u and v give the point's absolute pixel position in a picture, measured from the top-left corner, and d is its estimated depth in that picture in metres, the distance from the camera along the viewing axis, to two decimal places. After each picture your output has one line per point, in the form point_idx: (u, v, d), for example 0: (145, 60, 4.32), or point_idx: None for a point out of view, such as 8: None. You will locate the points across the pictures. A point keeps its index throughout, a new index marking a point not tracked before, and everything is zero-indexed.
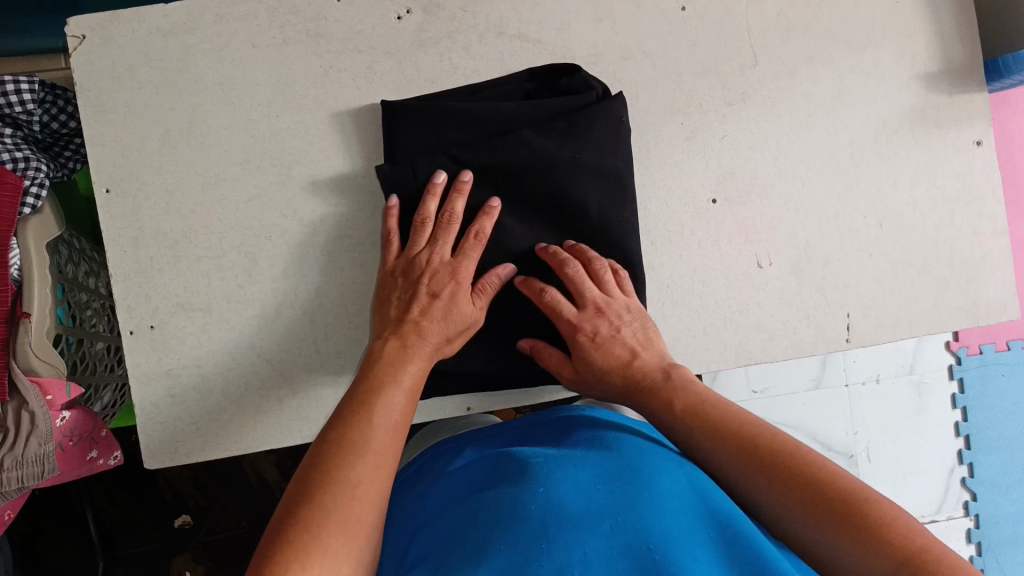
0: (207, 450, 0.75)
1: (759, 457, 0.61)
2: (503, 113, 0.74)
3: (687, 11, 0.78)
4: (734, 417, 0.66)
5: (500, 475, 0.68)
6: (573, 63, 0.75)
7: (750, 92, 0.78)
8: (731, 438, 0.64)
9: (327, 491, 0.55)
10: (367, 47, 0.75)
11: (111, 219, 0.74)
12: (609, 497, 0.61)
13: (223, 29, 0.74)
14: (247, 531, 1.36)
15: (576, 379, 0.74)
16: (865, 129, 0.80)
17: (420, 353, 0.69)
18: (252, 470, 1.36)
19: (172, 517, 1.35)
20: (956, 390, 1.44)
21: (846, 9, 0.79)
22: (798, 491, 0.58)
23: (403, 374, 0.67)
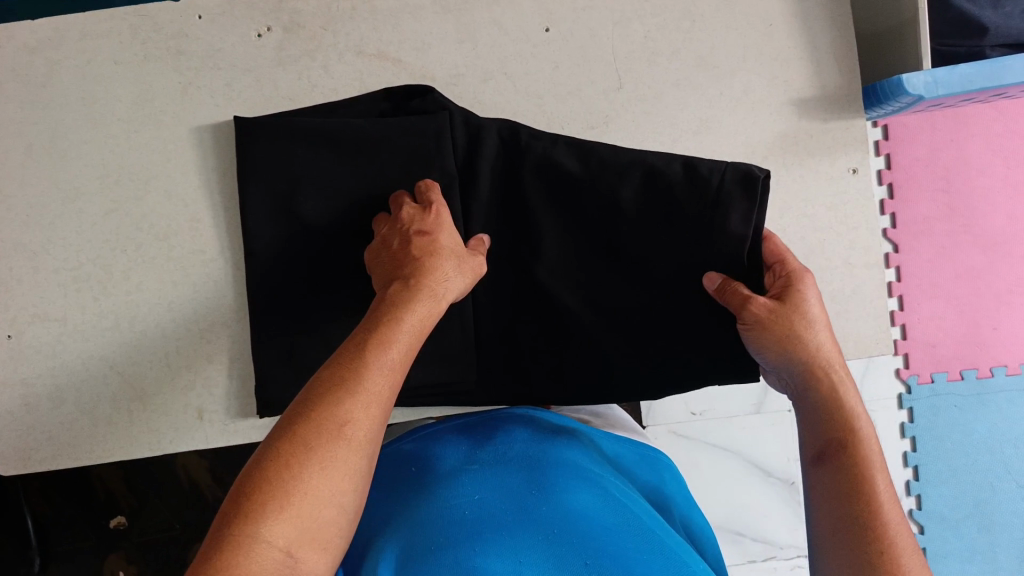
0: (56, 459, 0.76)
1: (849, 527, 0.57)
2: (360, 135, 0.73)
3: (551, 33, 0.77)
4: (872, 469, 0.59)
5: (431, 467, 0.69)
6: (428, 85, 0.75)
7: (613, 115, 0.77)
8: (849, 476, 0.59)
9: (329, 395, 0.52)
10: (227, 65, 0.76)
11: None
12: (523, 494, 0.64)
13: (87, 46, 0.76)
14: (179, 534, 1.37)
15: (776, 307, 0.65)
16: (732, 156, 0.78)
17: (434, 288, 0.60)
18: (186, 475, 1.37)
19: (107, 517, 1.37)
20: (905, 420, 1.38)
21: (716, 32, 0.78)
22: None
23: (422, 297, 0.59)
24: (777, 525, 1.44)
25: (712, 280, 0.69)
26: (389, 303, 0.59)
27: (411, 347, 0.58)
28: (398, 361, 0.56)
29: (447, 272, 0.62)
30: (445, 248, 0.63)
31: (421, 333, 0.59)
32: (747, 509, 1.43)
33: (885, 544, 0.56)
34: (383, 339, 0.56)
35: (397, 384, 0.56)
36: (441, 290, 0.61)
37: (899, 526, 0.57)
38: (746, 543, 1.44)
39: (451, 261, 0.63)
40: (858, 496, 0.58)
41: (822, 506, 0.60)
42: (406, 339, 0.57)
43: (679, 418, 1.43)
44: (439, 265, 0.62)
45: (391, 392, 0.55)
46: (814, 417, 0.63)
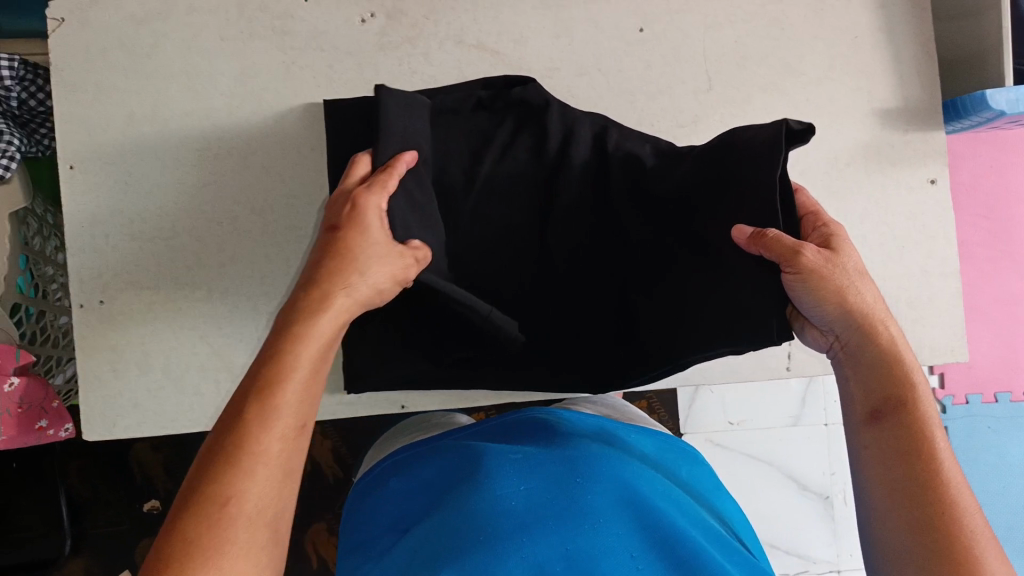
0: (142, 425, 0.78)
1: (917, 492, 0.57)
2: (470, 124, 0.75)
3: (645, 33, 0.79)
4: (934, 431, 0.60)
5: (462, 462, 0.69)
6: (530, 76, 0.77)
7: (704, 115, 0.79)
8: (904, 437, 0.60)
9: (209, 473, 0.49)
10: (329, 46, 0.78)
11: (72, 195, 0.77)
12: (560, 469, 0.65)
13: (193, 20, 0.77)
14: None
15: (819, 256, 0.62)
16: (817, 161, 0.80)
17: (329, 317, 0.57)
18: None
19: (140, 502, 1.33)
20: None
21: (804, 40, 0.80)
22: (944, 537, 0.55)
23: (314, 330, 0.56)
24: (811, 539, 1.45)
25: (742, 232, 0.63)
26: (280, 338, 0.55)
27: (309, 383, 0.54)
28: (292, 402, 0.53)
29: (359, 278, 0.59)
30: (354, 261, 0.59)
31: (319, 362, 0.55)
32: (782, 522, 1.44)
33: (944, 500, 0.57)
34: (275, 388, 0.52)
35: (298, 424, 0.53)
36: (343, 308, 0.58)
37: (961, 485, 0.58)
38: (779, 556, 1.44)
39: (367, 272, 0.59)
40: (918, 460, 0.58)
41: (878, 469, 0.60)
42: (302, 373, 0.53)
43: (718, 426, 1.45)
44: (341, 288, 0.58)
45: (292, 435, 0.53)
46: (863, 377, 0.64)
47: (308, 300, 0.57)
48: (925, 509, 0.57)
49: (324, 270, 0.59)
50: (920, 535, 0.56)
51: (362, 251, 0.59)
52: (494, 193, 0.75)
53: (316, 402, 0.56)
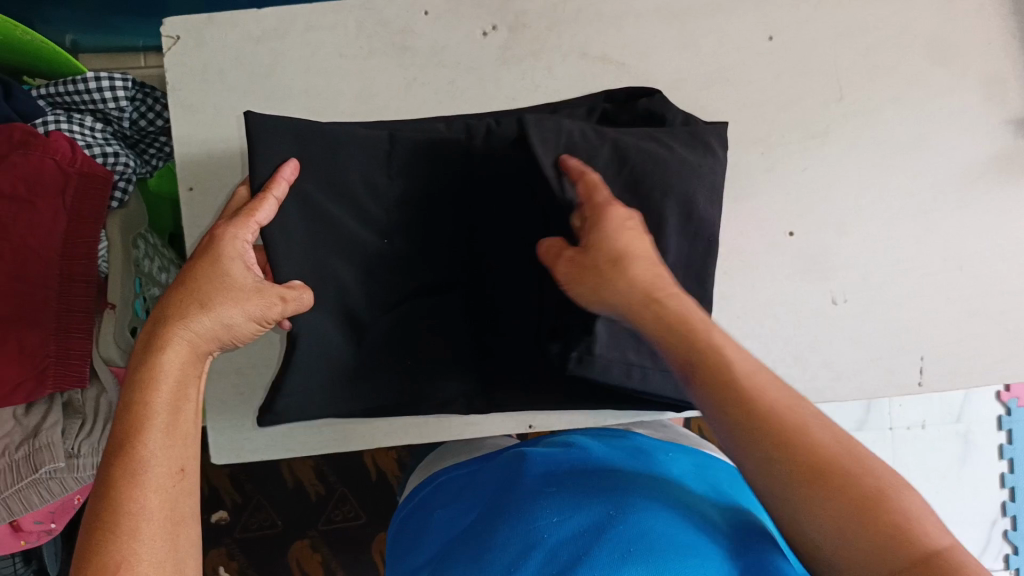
0: (270, 448, 0.80)
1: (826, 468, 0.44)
2: None
3: (774, 42, 0.77)
4: (807, 408, 0.48)
5: (493, 487, 0.66)
6: (658, 89, 0.74)
7: (834, 126, 0.77)
8: (756, 393, 0.48)
9: (98, 532, 0.47)
10: (451, 62, 0.76)
11: (193, 217, 0.76)
12: (573, 485, 0.59)
13: (312, 37, 0.75)
14: (281, 533, 1.32)
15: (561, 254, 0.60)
16: (948, 172, 0.78)
17: (168, 351, 0.55)
18: (289, 471, 1.32)
19: (208, 512, 1.32)
20: (1003, 441, 1.35)
21: (936, 47, 0.77)
22: (855, 511, 0.42)
23: (160, 367, 0.54)
24: None
25: (548, 248, 0.61)
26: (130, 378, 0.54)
27: (175, 427, 0.53)
28: (158, 451, 0.51)
29: (210, 311, 0.57)
30: (195, 295, 0.57)
31: (174, 405, 0.54)
32: None
33: (782, 453, 0.45)
34: (131, 431, 0.51)
35: (171, 466, 0.52)
36: (182, 343, 0.56)
37: (809, 429, 0.46)
38: None
39: (209, 306, 0.57)
40: (761, 425, 0.47)
41: (725, 433, 0.49)
42: (157, 415, 0.52)
43: None
44: (179, 324, 0.56)
45: (167, 480, 0.51)
46: (666, 342, 0.54)
47: (151, 334, 0.56)
48: (819, 488, 0.44)
49: (199, 308, 0.57)
50: (830, 509, 0.43)
51: (226, 287, 0.58)
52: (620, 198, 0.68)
53: (188, 446, 0.54)
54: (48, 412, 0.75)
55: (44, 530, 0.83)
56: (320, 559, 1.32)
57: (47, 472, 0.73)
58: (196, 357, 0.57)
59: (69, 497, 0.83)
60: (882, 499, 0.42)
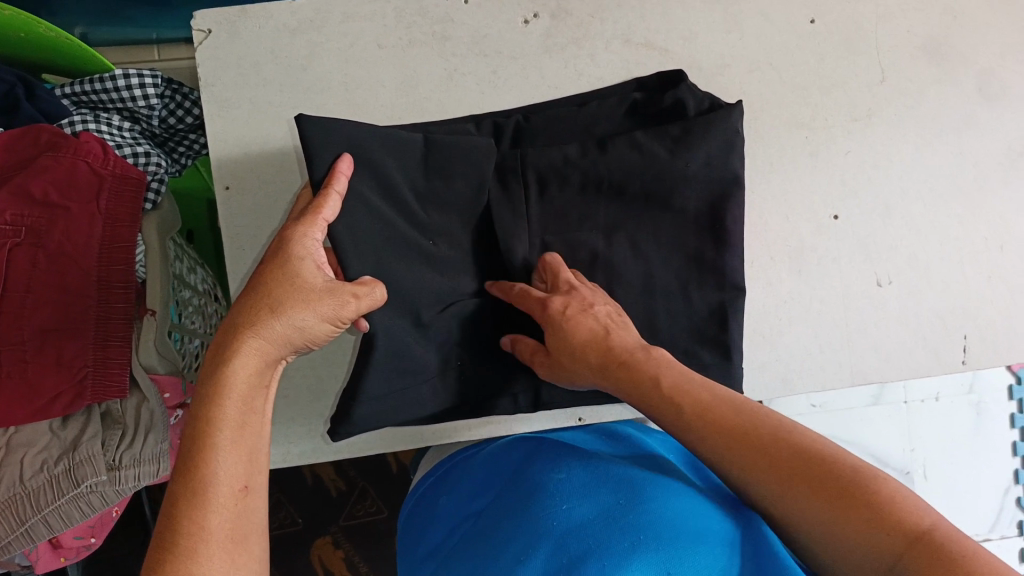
0: (315, 452, 0.78)
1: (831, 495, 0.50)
2: (584, 114, 0.72)
3: (816, 24, 0.76)
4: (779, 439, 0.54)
5: (517, 487, 0.68)
6: (680, 70, 0.73)
7: (877, 108, 0.77)
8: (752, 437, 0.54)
9: (161, 550, 0.46)
10: (493, 51, 0.74)
11: (230, 216, 0.74)
12: (602, 493, 0.62)
13: (349, 28, 0.73)
14: (302, 529, 1.30)
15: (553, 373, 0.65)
16: (990, 152, 0.78)
17: (236, 360, 0.52)
18: (309, 469, 1.31)
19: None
20: (1015, 409, 1.39)
21: (975, 27, 0.77)
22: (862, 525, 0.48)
23: (230, 378, 0.52)
24: None
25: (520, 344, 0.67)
26: (196, 392, 0.52)
27: (241, 444, 0.51)
28: (223, 470, 0.50)
29: (281, 316, 0.54)
30: (265, 299, 0.54)
31: (238, 423, 0.52)
32: None
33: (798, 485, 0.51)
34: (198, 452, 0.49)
35: (236, 485, 0.50)
36: (251, 352, 0.53)
37: (818, 452, 0.52)
38: None
39: (280, 311, 0.54)
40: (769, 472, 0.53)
41: (740, 476, 0.54)
42: (222, 434, 0.50)
43: (800, 410, 1.35)
44: (250, 332, 0.53)
45: (230, 498, 0.50)
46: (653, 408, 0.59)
47: (219, 344, 0.53)
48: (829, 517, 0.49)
49: (270, 310, 0.54)
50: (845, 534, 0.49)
51: (293, 287, 0.55)
52: (649, 187, 0.71)
53: (254, 459, 0.52)
54: (86, 425, 0.71)
55: (84, 545, 0.81)
56: (343, 555, 1.30)
57: (88, 486, 0.69)
58: (266, 366, 0.55)
59: (106, 510, 0.80)
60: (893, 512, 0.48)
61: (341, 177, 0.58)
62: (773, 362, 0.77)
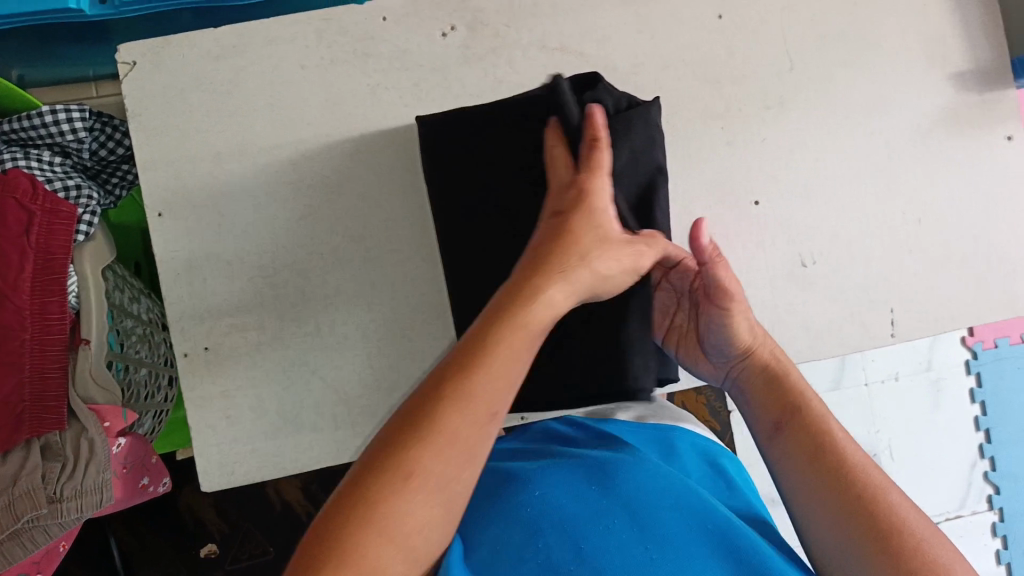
0: (260, 471, 0.77)
1: (858, 502, 0.54)
2: (503, 114, 0.72)
3: (725, 19, 0.79)
4: (836, 439, 0.59)
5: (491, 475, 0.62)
6: (595, 73, 0.76)
7: (788, 96, 0.80)
8: (816, 444, 0.59)
9: None
10: (414, 65, 0.76)
11: (163, 242, 0.75)
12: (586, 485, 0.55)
13: (272, 51, 0.75)
14: (272, 558, 1.26)
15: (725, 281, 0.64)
16: (899, 129, 0.81)
17: (505, 333, 0.49)
18: (276, 496, 1.27)
19: (197, 546, 1.25)
20: (974, 385, 1.36)
21: (877, 11, 0.81)
22: (868, 530, 0.53)
23: (483, 375, 0.47)
24: None
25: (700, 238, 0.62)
26: (465, 354, 0.48)
27: (511, 374, 0.48)
28: (461, 422, 0.46)
29: (548, 285, 0.51)
30: (541, 262, 0.53)
31: (518, 359, 0.49)
32: None
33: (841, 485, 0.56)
34: (437, 394, 0.46)
35: (468, 443, 0.46)
36: (508, 345, 0.49)
37: (866, 465, 0.57)
38: None
39: (535, 287, 0.51)
40: (817, 463, 0.58)
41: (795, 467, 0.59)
42: (485, 389, 0.47)
43: None
44: (526, 301, 0.50)
45: (484, 419, 0.47)
46: (762, 395, 0.64)
47: (505, 305, 0.50)
48: (846, 515, 0.54)
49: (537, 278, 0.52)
50: (852, 534, 0.53)
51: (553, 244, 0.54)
52: None
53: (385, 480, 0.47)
54: (26, 459, 0.71)
55: None
56: None
57: (28, 521, 0.69)
58: (516, 351, 0.49)
59: (53, 546, 0.79)
60: (902, 526, 0.52)
61: (599, 120, 0.58)
62: None
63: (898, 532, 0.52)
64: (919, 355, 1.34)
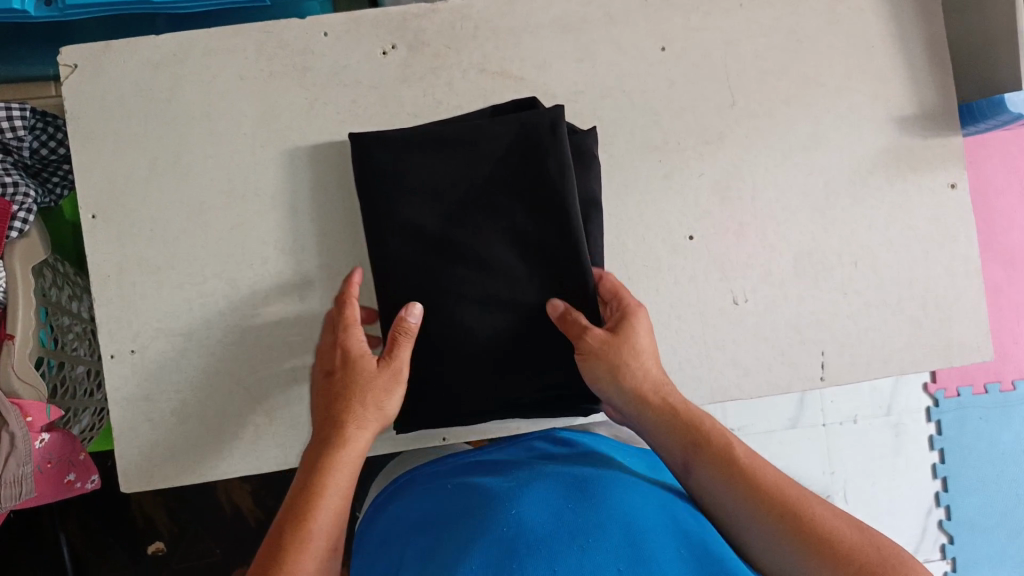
0: (181, 475, 0.77)
1: (801, 524, 0.59)
2: (443, 135, 0.73)
3: (666, 52, 0.79)
4: (749, 465, 0.63)
5: (477, 495, 0.66)
6: (533, 99, 0.75)
7: (727, 131, 0.80)
8: (738, 474, 0.63)
9: None
10: (353, 81, 0.77)
11: (95, 244, 0.76)
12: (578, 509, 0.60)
13: (211, 61, 0.76)
14: (221, 558, 1.23)
15: (598, 342, 0.68)
16: (839, 170, 0.81)
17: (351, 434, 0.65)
18: (227, 498, 1.23)
19: (145, 543, 1.22)
20: (933, 431, 1.34)
21: (822, 51, 0.80)
22: (815, 545, 0.58)
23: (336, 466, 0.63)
24: None
25: (555, 307, 0.71)
26: (323, 449, 0.64)
27: (340, 506, 0.62)
28: (309, 562, 0.58)
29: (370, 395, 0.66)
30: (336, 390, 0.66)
31: (348, 488, 0.63)
32: None
33: (782, 510, 0.60)
34: (287, 545, 0.58)
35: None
36: (349, 441, 0.64)
37: (788, 486, 0.62)
38: None
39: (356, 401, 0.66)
40: (747, 486, 0.62)
41: (729, 500, 0.63)
42: (321, 525, 0.60)
43: None
44: (353, 413, 0.65)
45: (321, 553, 0.59)
46: (667, 430, 0.67)
47: (345, 408, 0.65)
48: (789, 534, 0.59)
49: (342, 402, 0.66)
50: (806, 557, 0.58)
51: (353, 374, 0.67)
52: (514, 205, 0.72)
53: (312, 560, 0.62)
54: None
55: None
56: None
57: None
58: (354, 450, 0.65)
59: None
60: (847, 546, 0.57)
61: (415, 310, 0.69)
62: None
63: (846, 544, 0.58)
64: (880, 399, 1.32)
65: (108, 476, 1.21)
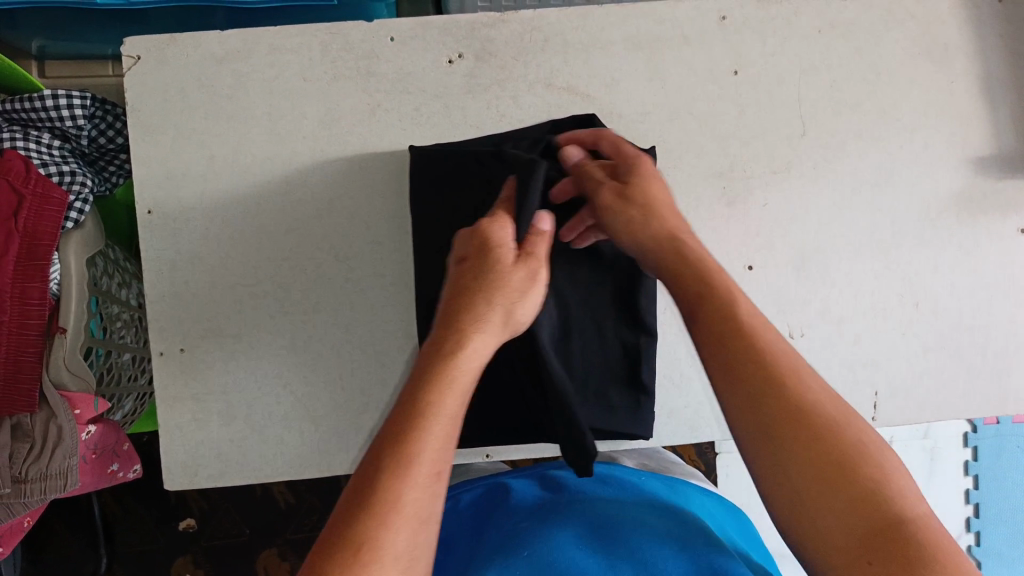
0: (225, 475, 0.77)
1: (765, 378, 0.48)
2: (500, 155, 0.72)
3: (739, 76, 0.77)
4: (728, 297, 0.53)
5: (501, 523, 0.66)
6: (592, 115, 0.73)
7: (796, 161, 0.78)
8: (712, 318, 0.52)
9: None
10: (417, 89, 0.76)
11: (150, 240, 0.75)
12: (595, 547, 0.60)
13: (275, 60, 0.75)
14: (249, 539, 1.24)
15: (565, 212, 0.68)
16: (908, 209, 0.79)
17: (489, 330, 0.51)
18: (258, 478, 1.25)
19: (177, 519, 1.23)
20: (969, 457, 1.32)
21: (899, 83, 0.78)
22: (775, 419, 0.47)
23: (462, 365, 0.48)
24: None
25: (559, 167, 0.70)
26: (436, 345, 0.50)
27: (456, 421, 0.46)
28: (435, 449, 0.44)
29: (517, 301, 0.53)
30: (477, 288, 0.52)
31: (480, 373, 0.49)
32: None
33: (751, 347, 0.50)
34: (412, 421, 0.45)
35: (423, 515, 0.42)
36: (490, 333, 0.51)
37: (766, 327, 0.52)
38: None
39: (501, 302, 0.52)
40: (723, 338, 0.51)
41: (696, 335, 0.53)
42: (432, 452, 0.44)
43: None
44: (487, 310, 0.51)
45: (430, 480, 0.43)
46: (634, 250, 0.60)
47: (464, 304, 0.52)
48: (755, 396, 0.48)
49: (487, 307, 0.52)
50: (771, 423, 0.47)
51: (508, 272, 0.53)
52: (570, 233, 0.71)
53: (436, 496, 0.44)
54: None
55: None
56: (289, 568, 1.24)
57: None
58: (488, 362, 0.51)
59: (18, 520, 0.80)
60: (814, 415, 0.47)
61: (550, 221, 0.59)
62: (680, 410, 0.80)
63: (818, 416, 0.46)
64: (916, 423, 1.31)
65: (143, 450, 1.23)
